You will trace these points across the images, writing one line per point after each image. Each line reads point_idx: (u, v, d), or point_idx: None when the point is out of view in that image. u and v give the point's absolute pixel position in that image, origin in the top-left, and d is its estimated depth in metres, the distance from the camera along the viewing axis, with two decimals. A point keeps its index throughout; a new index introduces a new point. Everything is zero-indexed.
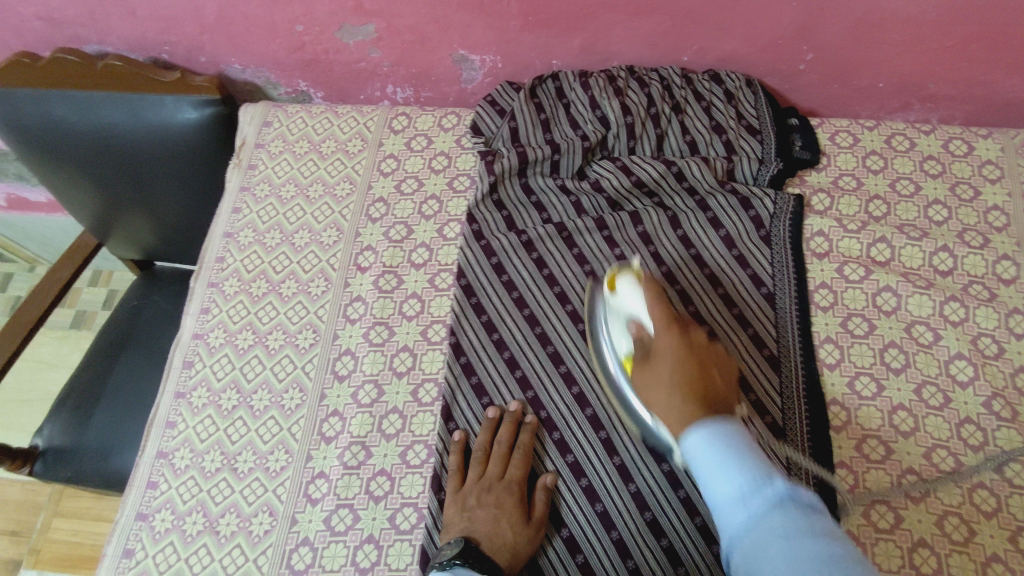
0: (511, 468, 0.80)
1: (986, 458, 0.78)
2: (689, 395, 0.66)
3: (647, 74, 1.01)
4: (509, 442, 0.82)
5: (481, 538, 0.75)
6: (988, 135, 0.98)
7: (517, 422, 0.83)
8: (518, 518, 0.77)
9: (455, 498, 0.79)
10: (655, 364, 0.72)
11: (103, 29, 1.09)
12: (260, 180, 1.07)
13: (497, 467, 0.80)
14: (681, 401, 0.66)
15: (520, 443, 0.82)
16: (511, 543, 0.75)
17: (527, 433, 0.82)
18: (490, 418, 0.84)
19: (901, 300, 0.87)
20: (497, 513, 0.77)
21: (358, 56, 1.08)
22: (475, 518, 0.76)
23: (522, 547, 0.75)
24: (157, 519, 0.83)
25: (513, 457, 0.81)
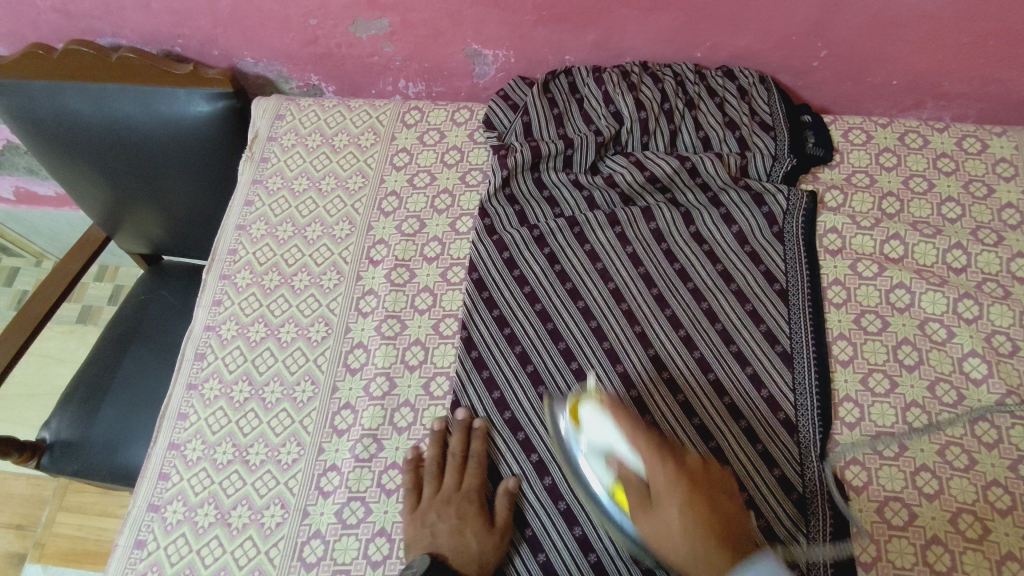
0: (468, 478, 0.80)
1: (1001, 456, 0.78)
2: (667, 460, 0.66)
3: (660, 70, 1.01)
4: (461, 452, 0.81)
5: (446, 552, 0.75)
6: (1002, 133, 0.98)
7: (467, 430, 0.83)
8: (480, 525, 0.76)
9: (412, 516, 0.78)
10: (607, 433, 0.69)
11: (116, 21, 1.09)
12: (272, 173, 1.07)
13: (452, 478, 0.80)
14: (662, 469, 0.65)
15: (472, 450, 0.81)
16: (477, 554, 0.75)
17: (476, 440, 0.82)
18: (436, 430, 0.83)
19: (915, 296, 0.87)
20: (459, 525, 0.77)
21: (370, 50, 1.08)
22: (437, 533, 0.76)
23: (489, 556, 0.75)
24: (169, 511, 0.83)
25: (467, 467, 0.81)
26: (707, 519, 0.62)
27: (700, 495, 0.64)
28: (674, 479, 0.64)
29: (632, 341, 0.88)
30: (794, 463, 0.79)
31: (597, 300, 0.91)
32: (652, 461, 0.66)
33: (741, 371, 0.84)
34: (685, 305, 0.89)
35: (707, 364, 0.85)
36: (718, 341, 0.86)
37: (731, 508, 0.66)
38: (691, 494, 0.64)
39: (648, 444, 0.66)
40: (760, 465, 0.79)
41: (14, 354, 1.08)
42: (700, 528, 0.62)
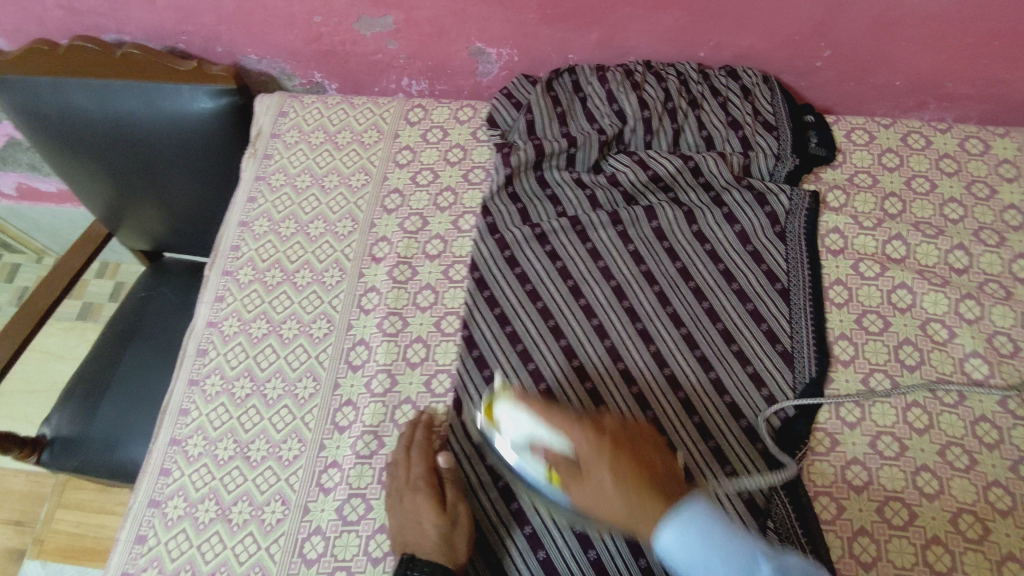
0: (415, 467, 0.79)
1: (1002, 456, 0.78)
2: (584, 426, 0.70)
3: (664, 69, 1.01)
4: (407, 445, 0.81)
5: (411, 545, 0.73)
6: (1005, 134, 0.98)
7: (413, 424, 0.83)
8: (439, 510, 0.75)
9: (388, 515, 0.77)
10: (522, 424, 0.73)
11: (120, 17, 1.09)
12: (275, 169, 1.07)
13: (402, 470, 0.79)
14: (578, 430, 0.70)
15: (414, 442, 0.81)
16: (440, 536, 0.73)
17: (421, 430, 0.82)
18: (403, 431, 0.83)
19: (917, 297, 0.87)
20: (417, 514, 0.75)
21: (374, 48, 1.09)
22: (403, 528, 0.75)
23: (455, 536, 0.74)
24: (170, 506, 0.83)
25: (413, 457, 0.80)
26: (631, 476, 0.67)
27: (622, 454, 0.69)
28: (592, 440, 0.69)
29: (633, 339, 0.88)
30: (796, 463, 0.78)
31: (599, 298, 0.91)
32: (573, 428, 0.70)
33: (741, 370, 0.85)
34: (686, 303, 0.89)
35: (708, 363, 0.85)
36: (719, 340, 0.87)
37: (649, 453, 0.71)
38: (619, 460, 0.68)
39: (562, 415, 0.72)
40: (761, 464, 0.79)
41: (14, 352, 1.08)
42: (631, 482, 0.67)
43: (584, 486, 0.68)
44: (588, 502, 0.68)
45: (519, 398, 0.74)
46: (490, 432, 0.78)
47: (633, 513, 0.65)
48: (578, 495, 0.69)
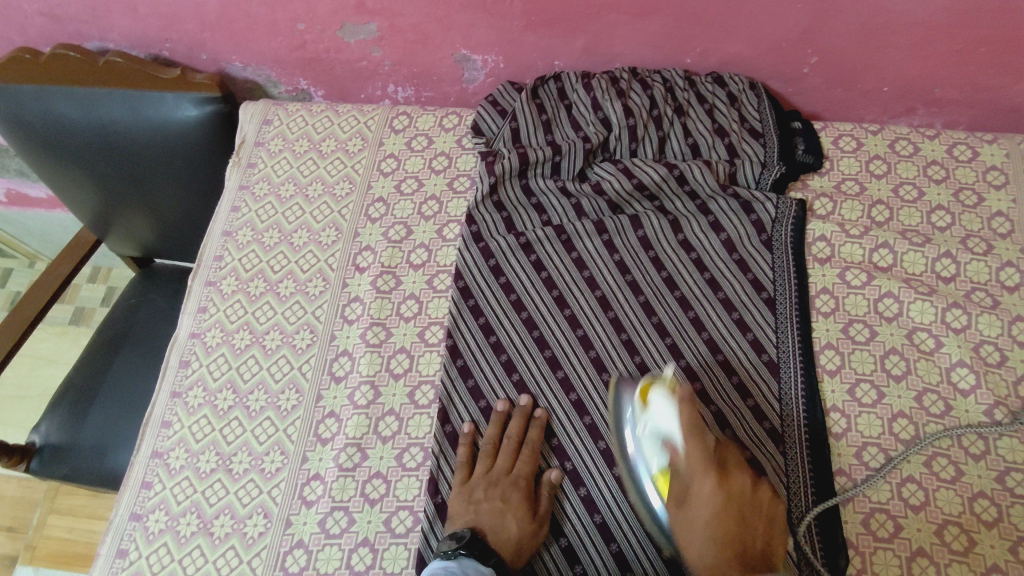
0: (520, 463, 0.81)
1: (988, 467, 0.77)
2: (716, 474, 0.67)
3: (649, 76, 1.00)
4: (518, 438, 0.82)
5: (487, 531, 0.78)
6: (993, 140, 0.97)
7: (526, 417, 0.84)
8: (523, 511, 0.78)
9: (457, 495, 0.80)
10: (671, 422, 0.70)
11: (103, 25, 1.08)
12: (259, 178, 1.06)
13: (506, 461, 0.82)
14: (705, 476, 0.67)
15: (528, 438, 0.82)
16: (515, 537, 0.76)
17: (535, 428, 0.82)
18: (498, 412, 0.84)
19: (904, 306, 0.87)
20: (502, 507, 0.78)
21: (359, 55, 1.08)
22: (480, 511, 0.79)
23: (525, 541, 0.76)
24: (151, 520, 0.83)
25: (522, 453, 0.82)
26: (727, 545, 0.65)
27: (732, 521, 0.65)
28: (717, 493, 0.66)
29: (618, 349, 0.87)
30: (779, 473, 0.79)
31: (585, 309, 0.90)
32: (693, 441, 0.68)
33: (726, 380, 0.84)
34: (672, 313, 0.89)
35: (693, 373, 0.85)
36: (704, 350, 0.86)
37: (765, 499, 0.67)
38: (727, 516, 0.65)
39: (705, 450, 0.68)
40: None
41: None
42: (719, 547, 0.65)
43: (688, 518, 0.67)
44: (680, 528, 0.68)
45: (685, 404, 0.70)
46: (637, 411, 0.76)
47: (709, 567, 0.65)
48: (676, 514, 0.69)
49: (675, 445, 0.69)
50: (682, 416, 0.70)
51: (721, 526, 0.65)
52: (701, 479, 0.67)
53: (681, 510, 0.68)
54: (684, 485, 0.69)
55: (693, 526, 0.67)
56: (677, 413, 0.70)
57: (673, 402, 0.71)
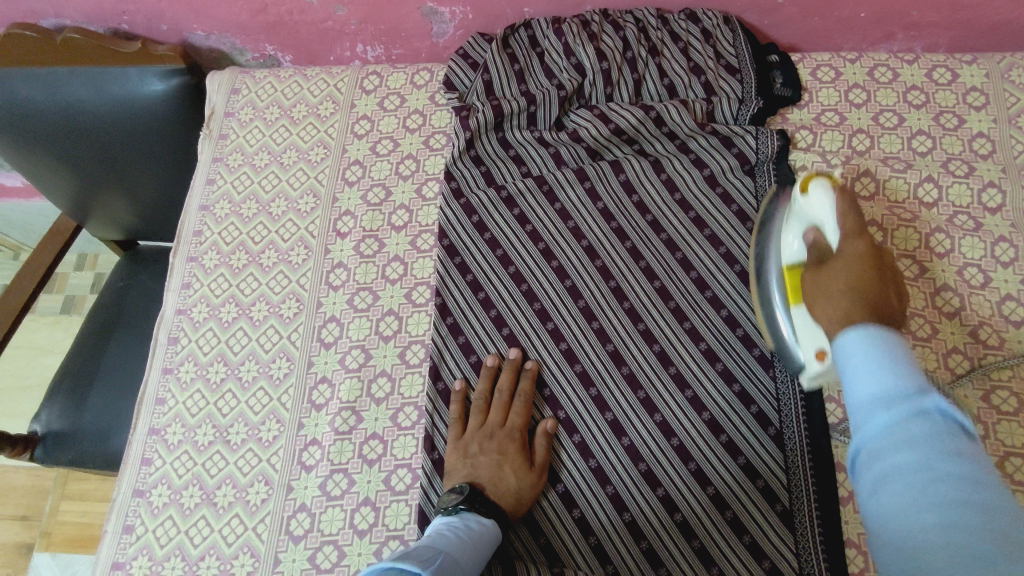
0: (513, 415, 0.81)
1: (974, 387, 0.78)
2: (863, 235, 0.67)
3: (621, 17, 0.98)
4: (509, 391, 0.83)
5: (485, 484, 0.76)
6: (973, 61, 0.95)
7: (517, 370, 0.84)
8: (521, 462, 0.78)
9: (454, 449, 0.80)
10: (823, 211, 0.71)
11: (56, 1, 1.05)
12: (232, 149, 1.04)
13: (498, 415, 0.81)
14: (855, 239, 0.67)
15: (521, 390, 0.82)
16: (515, 488, 0.76)
17: (526, 380, 0.83)
18: (489, 366, 0.84)
19: (887, 234, 0.86)
20: (499, 459, 0.78)
21: (323, 15, 1.05)
22: (478, 465, 0.78)
23: (525, 491, 0.77)
24: (154, 495, 0.84)
25: (513, 406, 0.82)
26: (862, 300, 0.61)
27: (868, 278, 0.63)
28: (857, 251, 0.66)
29: (606, 296, 0.87)
30: (770, 399, 0.79)
31: (571, 259, 0.90)
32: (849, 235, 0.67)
33: (715, 315, 0.84)
34: (658, 256, 0.88)
35: (682, 314, 0.85)
36: (692, 288, 0.86)
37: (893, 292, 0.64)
38: (864, 269, 0.64)
39: (858, 223, 0.68)
40: (737, 407, 0.80)
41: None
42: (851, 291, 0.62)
43: (825, 275, 0.67)
44: (814, 293, 0.68)
45: (844, 198, 0.70)
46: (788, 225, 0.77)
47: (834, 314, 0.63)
48: (815, 282, 0.68)
49: (823, 231, 0.71)
50: (838, 206, 0.70)
51: (852, 273, 0.64)
52: (842, 242, 0.68)
53: (821, 271, 0.69)
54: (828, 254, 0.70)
55: (829, 276, 0.66)
56: (831, 202, 0.70)
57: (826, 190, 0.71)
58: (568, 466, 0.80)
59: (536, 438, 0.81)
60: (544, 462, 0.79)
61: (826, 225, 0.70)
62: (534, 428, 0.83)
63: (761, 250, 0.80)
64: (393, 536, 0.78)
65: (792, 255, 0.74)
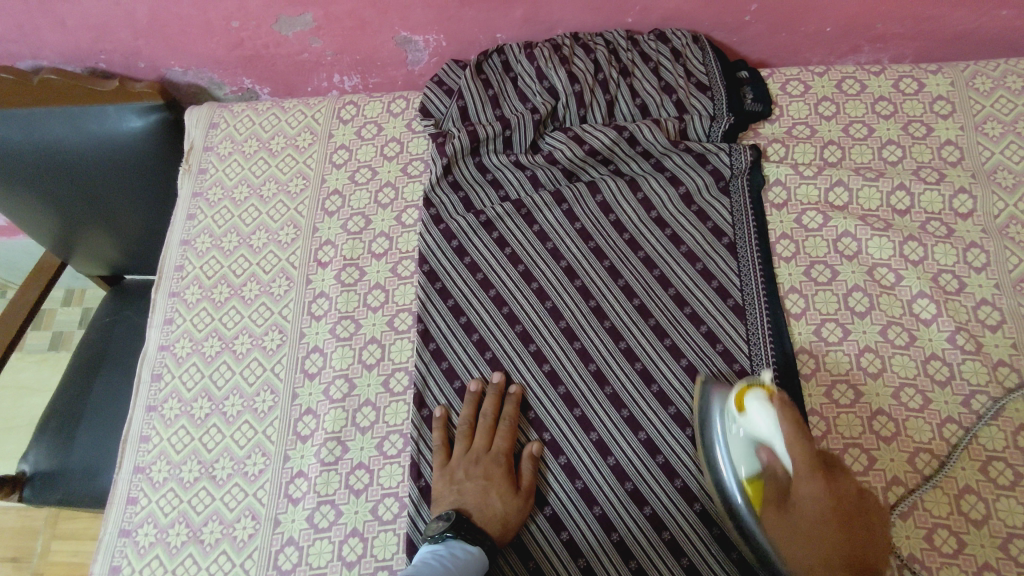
0: (498, 440, 0.81)
1: (954, 392, 0.78)
2: (816, 472, 0.62)
3: (592, 39, 0.99)
4: (493, 415, 0.83)
5: (471, 510, 0.76)
6: (938, 70, 0.97)
7: (501, 394, 0.84)
8: (507, 487, 0.78)
9: (441, 475, 0.79)
10: (769, 429, 0.66)
11: (33, 42, 1.06)
12: (212, 183, 1.05)
13: (483, 439, 0.81)
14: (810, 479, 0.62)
15: (505, 414, 0.82)
16: (502, 513, 0.76)
17: (510, 403, 0.83)
18: (472, 392, 0.84)
19: (862, 244, 0.87)
20: (486, 485, 0.78)
21: (298, 48, 1.06)
22: (464, 491, 0.78)
23: (512, 516, 0.76)
24: (140, 534, 0.83)
25: (498, 430, 0.82)
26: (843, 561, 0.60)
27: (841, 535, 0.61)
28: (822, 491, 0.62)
29: (587, 316, 0.88)
30: None
31: (551, 280, 0.90)
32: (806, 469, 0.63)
33: (695, 331, 0.85)
34: (637, 274, 0.89)
35: (663, 332, 0.85)
36: (671, 305, 0.87)
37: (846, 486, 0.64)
38: (828, 523, 0.61)
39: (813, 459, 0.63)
40: None
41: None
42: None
43: (794, 529, 0.63)
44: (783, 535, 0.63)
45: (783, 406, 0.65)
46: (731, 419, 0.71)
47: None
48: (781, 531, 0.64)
49: (775, 451, 0.66)
50: (785, 425, 0.64)
51: (828, 549, 0.61)
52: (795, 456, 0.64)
53: (788, 515, 0.64)
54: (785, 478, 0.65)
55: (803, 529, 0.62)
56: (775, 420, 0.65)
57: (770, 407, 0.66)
58: (554, 489, 0.80)
59: (522, 462, 0.81)
60: (531, 485, 0.79)
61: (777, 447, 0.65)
62: (520, 452, 0.82)
63: (703, 398, 0.77)
64: (381, 567, 0.77)
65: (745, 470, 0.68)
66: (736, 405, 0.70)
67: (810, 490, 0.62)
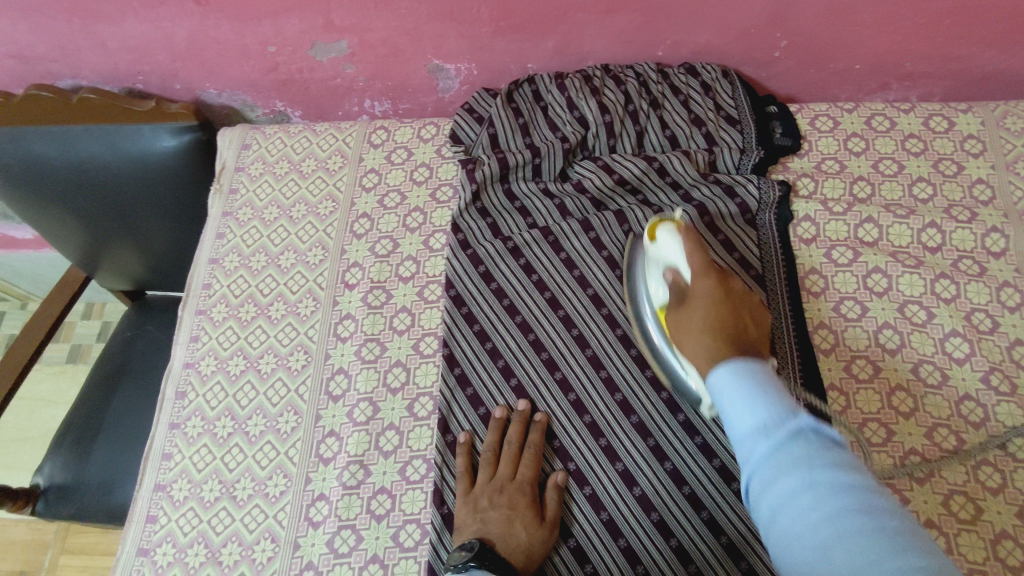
0: (522, 468, 0.80)
1: (988, 434, 0.77)
2: (711, 275, 0.70)
3: (622, 71, 1.00)
4: (519, 443, 0.82)
5: (495, 539, 0.74)
6: (968, 109, 0.98)
7: (526, 422, 0.83)
8: (531, 516, 0.77)
9: (465, 502, 0.78)
10: (674, 252, 0.75)
11: (74, 63, 1.08)
12: (242, 204, 1.06)
13: (507, 468, 0.80)
14: (703, 279, 0.70)
15: (530, 442, 0.82)
16: (525, 544, 0.75)
17: (534, 431, 0.82)
18: (497, 418, 0.84)
19: (892, 280, 0.87)
20: (510, 514, 0.76)
21: (332, 73, 1.08)
22: (488, 520, 0.76)
23: (536, 547, 0.75)
24: (158, 554, 0.82)
25: (522, 459, 0.81)
26: (722, 331, 0.66)
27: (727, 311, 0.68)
28: (715, 292, 0.69)
29: (613, 346, 0.87)
30: None
31: (578, 308, 0.90)
32: (698, 274, 0.71)
33: None
34: None
35: None
36: None
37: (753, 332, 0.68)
38: (723, 312, 0.68)
39: (705, 261, 0.71)
40: None
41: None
42: (716, 328, 0.66)
43: (685, 315, 0.71)
44: (680, 341, 0.71)
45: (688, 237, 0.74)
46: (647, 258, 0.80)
47: (702, 351, 0.66)
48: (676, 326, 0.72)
49: (680, 271, 0.74)
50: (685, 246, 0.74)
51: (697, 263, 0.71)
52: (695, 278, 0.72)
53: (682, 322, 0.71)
54: (685, 292, 0.73)
55: (689, 321, 0.70)
56: (679, 243, 0.74)
57: (675, 234, 0.75)
58: (578, 519, 0.78)
59: (547, 491, 0.79)
60: (556, 515, 0.77)
61: (678, 266, 0.74)
62: (544, 481, 0.81)
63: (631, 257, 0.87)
64: None
65: (659, 299, 0.78)
66: (650, 239, 0.79)
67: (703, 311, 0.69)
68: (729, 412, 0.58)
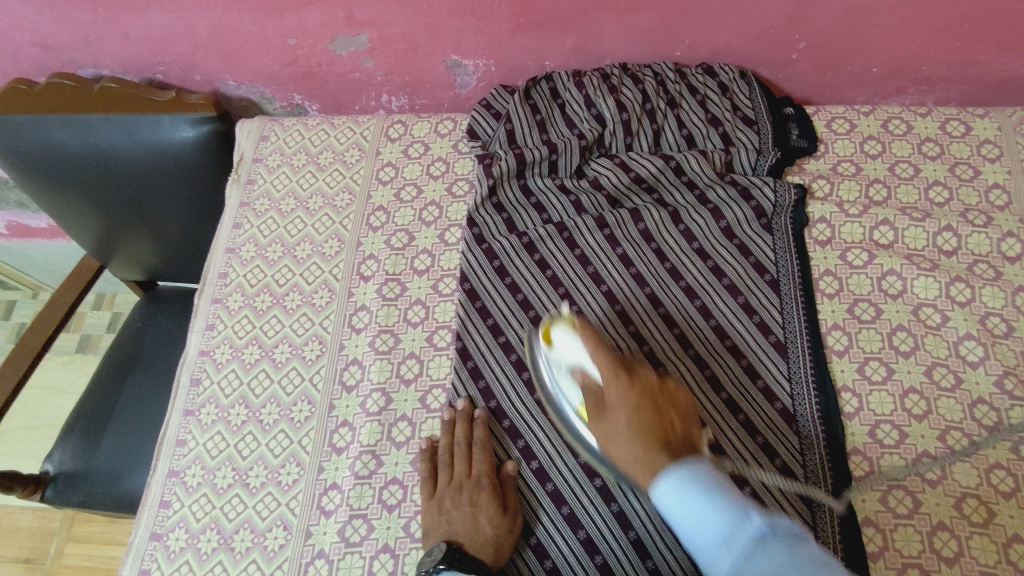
0: (476, 464, 0.81)
1: (1002, 438, 0.77)
2: (621, 368, 0.68)
3: (640, 70, 1.01)
4: (467, 440, 0.82)
5: (462, 538, 0.75)
6: (984, 114, 0.98)
7: (470, 419, 0.84)
8: (494, 509, 0.77)
9: (430, 504, 0.79)
10: (575, 350, 0.72)
11: (96, 52, 1.09)
12: (260, 195, 1.07)
13: (462, 465, 0.80)
14: (614, 386, 0.67)
15: (477, 439, 0.82)
16: (493, 538, 0.75)
17: (480, 426, 0.83)
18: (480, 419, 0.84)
19: (907, 283, 0.87)
20: (472, 511, 0.77)
21: (351, 67, 1.09)
22: (453, 521, 0.77)
23: (504, 540, 0.76)
24: (171, 539, 0.83)
25: (474, 453, 0.81)
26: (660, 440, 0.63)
27: (647, 410, 0.66)
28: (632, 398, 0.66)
29: (626, 342, 0.87)
30: (794, 453, 0.78)
31: (591, 305, 0.90)
32: (609, 374, 0.68)
33: (736, 364, 0.84)
34: (677, 303, 0.89)
35: (703, 362, 0.85)
36: (713, 337, 0.86)
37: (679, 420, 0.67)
38: (648, 415, 0.65)
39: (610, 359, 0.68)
40: (760, 458, 0.78)
41: (3, 401, 1.05)
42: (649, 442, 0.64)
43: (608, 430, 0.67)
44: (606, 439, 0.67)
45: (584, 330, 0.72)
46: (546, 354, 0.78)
47: (636, 463, 0.63)
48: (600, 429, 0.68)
49: (586, 369, 0.71)
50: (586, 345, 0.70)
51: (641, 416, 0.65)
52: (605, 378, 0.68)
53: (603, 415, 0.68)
54: (601, 400, 0.69)
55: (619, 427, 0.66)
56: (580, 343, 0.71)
57: (575, 333, 0.72)
58: (588, 510, 0.78)
59: (507, 483, 0.80)
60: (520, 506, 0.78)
61: (585, 365, 0.70)
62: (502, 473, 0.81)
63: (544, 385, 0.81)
64: None
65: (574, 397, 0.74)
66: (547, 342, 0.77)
67: (616, 396, 0.67)
68: (684, 522, 0.57)
